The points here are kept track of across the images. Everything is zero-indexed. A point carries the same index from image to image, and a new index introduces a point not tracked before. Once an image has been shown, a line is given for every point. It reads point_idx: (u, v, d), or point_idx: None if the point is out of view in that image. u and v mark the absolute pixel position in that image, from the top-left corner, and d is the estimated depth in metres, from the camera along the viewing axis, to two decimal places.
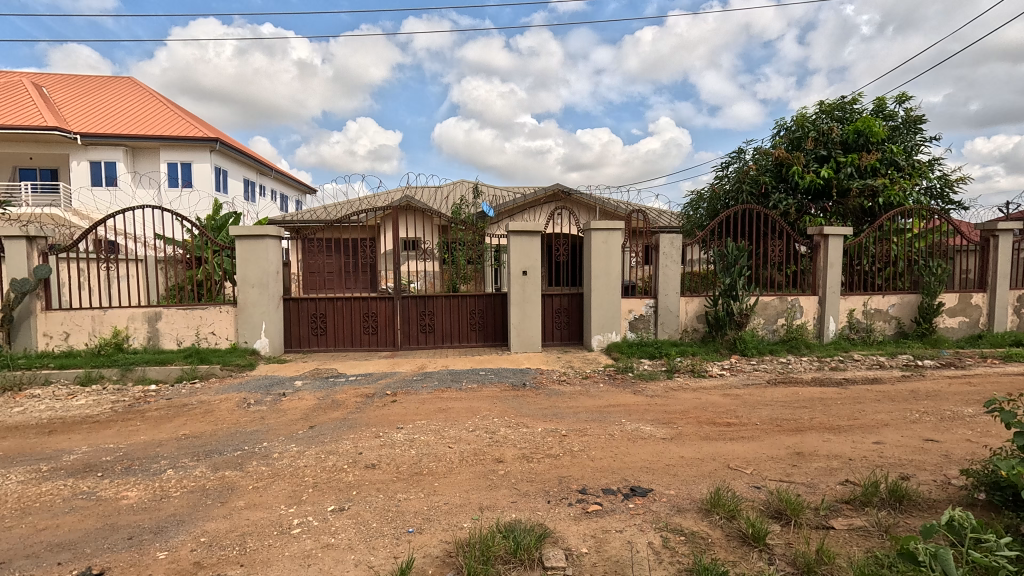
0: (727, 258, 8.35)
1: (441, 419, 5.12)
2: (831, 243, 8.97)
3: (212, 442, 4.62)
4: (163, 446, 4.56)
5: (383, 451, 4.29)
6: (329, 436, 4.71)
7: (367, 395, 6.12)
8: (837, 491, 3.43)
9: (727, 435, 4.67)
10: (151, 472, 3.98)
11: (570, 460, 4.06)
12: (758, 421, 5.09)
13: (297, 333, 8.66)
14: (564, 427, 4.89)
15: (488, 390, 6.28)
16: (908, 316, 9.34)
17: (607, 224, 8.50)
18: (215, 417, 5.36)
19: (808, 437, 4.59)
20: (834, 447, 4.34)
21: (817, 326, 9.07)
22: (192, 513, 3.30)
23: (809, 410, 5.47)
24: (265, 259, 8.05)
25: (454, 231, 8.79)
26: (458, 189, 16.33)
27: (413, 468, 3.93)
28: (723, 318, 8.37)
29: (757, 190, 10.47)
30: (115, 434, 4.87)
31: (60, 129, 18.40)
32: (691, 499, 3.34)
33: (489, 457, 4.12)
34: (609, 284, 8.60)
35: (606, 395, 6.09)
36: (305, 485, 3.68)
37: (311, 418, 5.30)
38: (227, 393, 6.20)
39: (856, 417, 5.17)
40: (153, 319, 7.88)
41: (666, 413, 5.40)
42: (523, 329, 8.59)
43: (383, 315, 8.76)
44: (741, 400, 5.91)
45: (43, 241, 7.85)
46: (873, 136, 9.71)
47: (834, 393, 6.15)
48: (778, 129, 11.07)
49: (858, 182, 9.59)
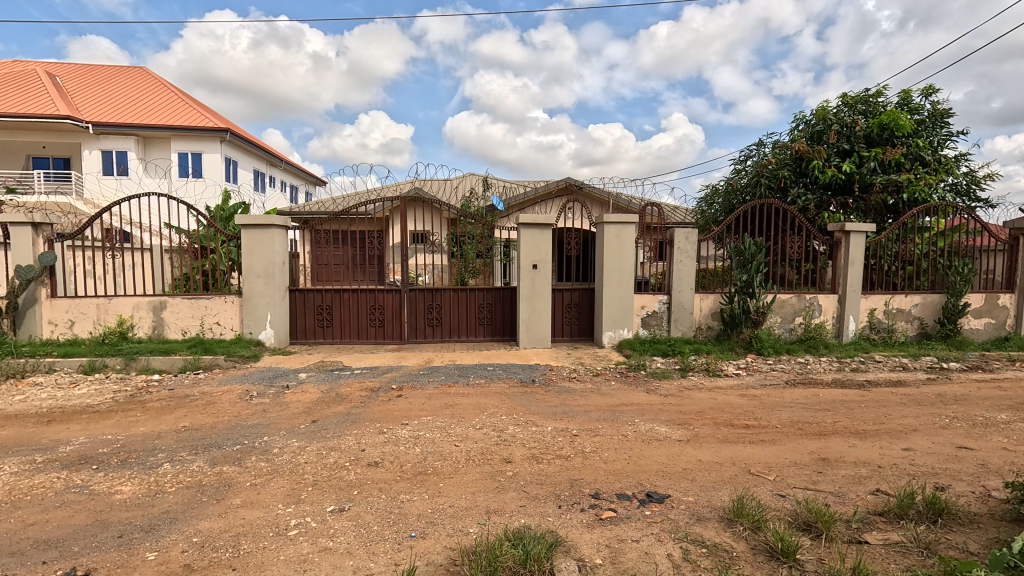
0: (745, 254, 8.12)
1: (447, 416, 4.95)
2: (852, 240, 8.67)
3: (211, 436, 4.48)
4: (161, 438, 4.43)
5: (387, 448, 4.12)
6: (331, 431, 4.56)
7: (372, 389, 5.96)
8: (868, 501, 3.21)
9: (747, 438, 4.44)
10: (147, 466, 3.85)
11: (581, 462, 3.86)
12: (778, 423, 4.86)
13: (303, 324, 8.52)
14: (575, 426, 4.69)
15: (496, 386, 6.10)
16: (931, 317, 9.02)
17: (622, 217, 8.25)
18: (216, 410, 5.23)
19: (832, 442, 4.36)
20: (861, 453, 4.10)
21: (836, 326, 8.78)
22: (186, 511, 3.16)
23: (831, 412, 5.22)
24: (272, 249, 7.92)
25: (464, 223, 8.68)
26: (468, 182, 16.15)
27: (418, 467, 3.76)
28: (739, 316, 8.13)
29: (775, 184, 10.12)
30: (114, 425, 4.76)
31: (72, 118, 18.45)
32: (712, 507, 3.13)
33: (497, 457, 3.93)
34: (621, 280, 8.37)
35: (618, 394, 5.88)
36: (304, 483, 3.53)
37: (314, 412, 5.16)
38: (230, 385, 6.06)
39: (882, 421, 4.93)
40: (158, 308, 7.78)
41: (681, 413, 5.18)
42: (532, 325, 8.38)
43: (390, 307, 8.59)
44: (759, 401, 5.67)
45: (49, 227, 7.75)
46: (898, 129, 9.37)
47: (856, 395, 5.89)
48: (798, 123, 10.75)
49: (881, 177, 9.30)
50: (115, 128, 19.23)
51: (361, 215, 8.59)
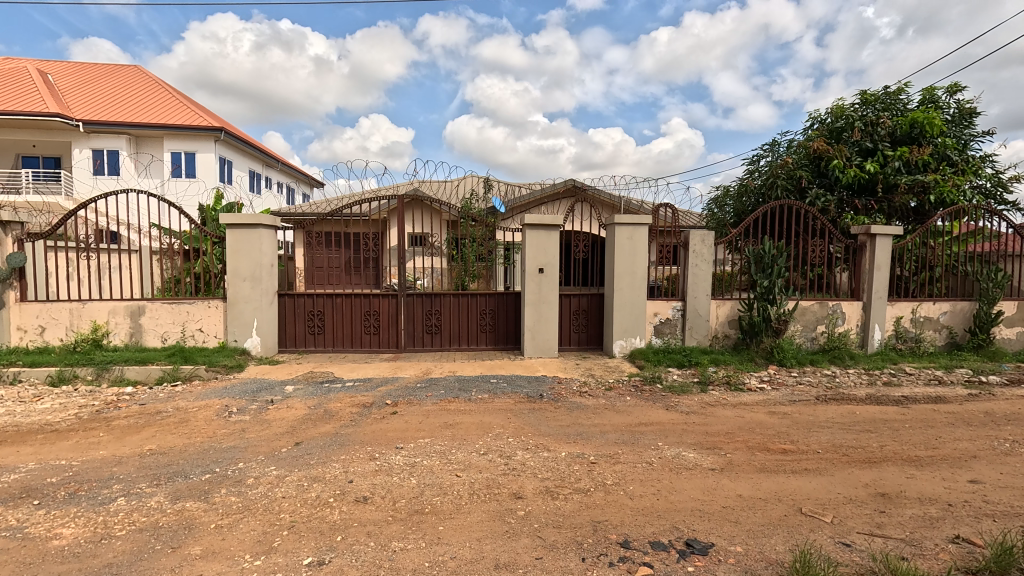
0: (764, 258, 7.63)
1: (448, 438, 4.41)
2: (878, 243, 8.15)
3: (179, 462, 3.93)
4: (121, 465, 3.88)
5: (378, 480, 3.58)
6: (316, 457, 4.02)
7: (364, 405, 5.42)
8: (954, 555, 2.68)
9: (788, 467, 3.90)
10: (98, 501, 3.30)
11: (603, 499, 3.32)
12: (819, 448, 4.33)
13: (292, 331, 7.98)
14: (592, 451, 4.16)
15: (501, 402, 5.55)
16: (961, 325, 8.50)
17: (633, 218, 7.75)
18: (189, 429, 4.69)
19: (886, 472, 3.83)
20: (923, 486, 3.57)
21: (860, 335, 8.26)
22: (133, 563, 2.62)
23: (875, 435, 4.68)
24: (259, 251, 7.39)
25: (465, 225, 8.18)
26: (468, 183, 15.58)
27: (413, 504, 3.22)
28: (759, 324, 7.61)
29: (794, 184, 9.58)
30: (72, 448, 4.22)
31: (62, 115, 17.93)
32: (767, 562, 2.61)
33: (505, 492, 3.39)
34: (633, 284, 7.85)
35: (635, 411, 5.35)
36: (280, 526, 2.98)
37: (298, 432, 4.61)
38: (208, 400, 5.50)
39: (935, 446, 4.39)
40: (136, 314, 7.24)
41: (708, 435, 4.64)
42: (538, 333, 7.85)
43: (386, 313, 8.07)
44: (792, 420, 5.12)
45: (19, 227, 7.24)
46: (929, 128, 8.93)
47: (897, 414, 5.33)
48: (814, 122, 10.35)
49: (906, 178, 8.84)
50: (107, 127, 18.70)
51: (356, 215, 8.08)
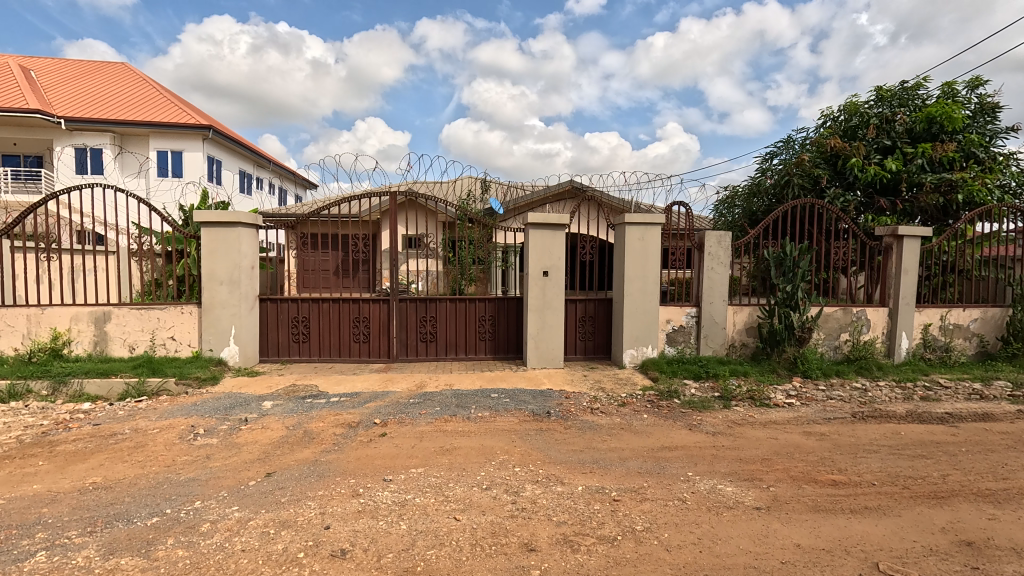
0: (785, 262, 7.06)
1: (445, 468, 3.80)
2: (906, 245, 7.60)
3: (124, 500, 3.31)
4: (54, 504, 3.26)
5: (360, 525, 2.96)
6: (287, 493, 3.39)
7: (349, 425, 4.79)
8: None
9: (844, 505, 3.31)
10: (10, 557, 2.66)
11: (634, 552, 2.71)
12: (874, 479, 3.74)
13: (274, 339, 7.35)
14: (612, 485, 3.56)
15: (504, 421, 4.94)
16: (992, 333, 7.98)
17: (645, 218, 7.16)
18: (145, 455, 4.06)
19: (963, 511, 3.24)
20: (1014, 531, 2.98)
21: (887, 343, 7.71)
22: None
23: (932, 461, 4.10)
24: (237, 252, 6.76)
25: (462, 225, 7.57)
26: (465, 184, 14.99)
27: (402, 561, 2.61)
28: (781, 332, 7.02)
29: (810, 183, 9.05)
30: (1, 481, 3.58)
31: (43, 111, 17.27)
32: None
33: (515, 543, 2.78)
34: (644, 289, 7.26)
35: (655, 432, 4.75)
36: None
37: (270, 460, 4.00)
38: (172, 419, 4.87)
39: (1007, 476, 3.81)
40: (101, 320, 6.60)
41: (742, 463, 4.04)
42: (542, 341, 7.25)
43: (377, 320, 7.45)
44: (833, 442, 4.53)
45: None
46: (950, 123, 8.40)
47: (947, 435, 4.75)
48: (827, 119, 9.87)
49: (931, 176, 8.35)
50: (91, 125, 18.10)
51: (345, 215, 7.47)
